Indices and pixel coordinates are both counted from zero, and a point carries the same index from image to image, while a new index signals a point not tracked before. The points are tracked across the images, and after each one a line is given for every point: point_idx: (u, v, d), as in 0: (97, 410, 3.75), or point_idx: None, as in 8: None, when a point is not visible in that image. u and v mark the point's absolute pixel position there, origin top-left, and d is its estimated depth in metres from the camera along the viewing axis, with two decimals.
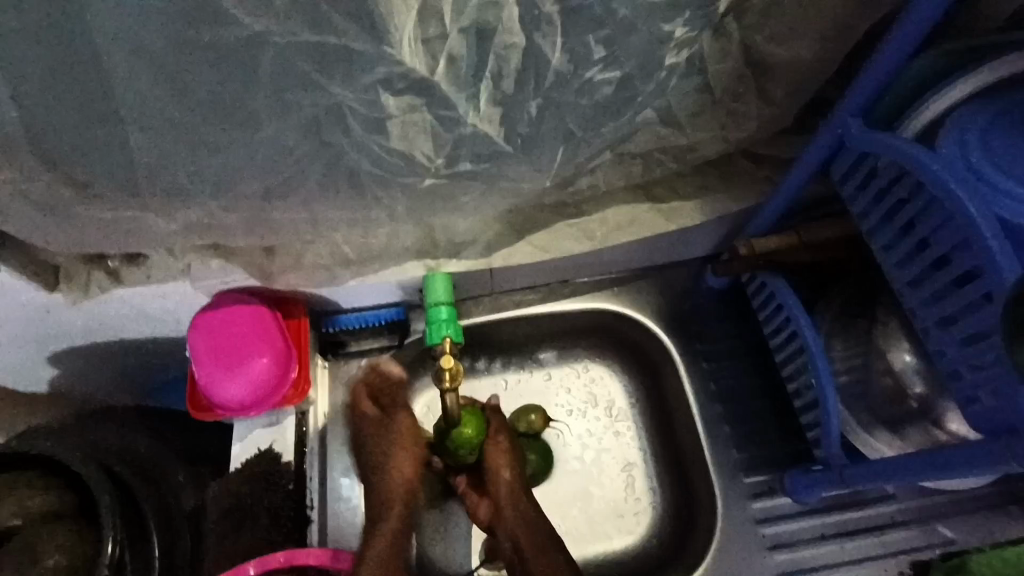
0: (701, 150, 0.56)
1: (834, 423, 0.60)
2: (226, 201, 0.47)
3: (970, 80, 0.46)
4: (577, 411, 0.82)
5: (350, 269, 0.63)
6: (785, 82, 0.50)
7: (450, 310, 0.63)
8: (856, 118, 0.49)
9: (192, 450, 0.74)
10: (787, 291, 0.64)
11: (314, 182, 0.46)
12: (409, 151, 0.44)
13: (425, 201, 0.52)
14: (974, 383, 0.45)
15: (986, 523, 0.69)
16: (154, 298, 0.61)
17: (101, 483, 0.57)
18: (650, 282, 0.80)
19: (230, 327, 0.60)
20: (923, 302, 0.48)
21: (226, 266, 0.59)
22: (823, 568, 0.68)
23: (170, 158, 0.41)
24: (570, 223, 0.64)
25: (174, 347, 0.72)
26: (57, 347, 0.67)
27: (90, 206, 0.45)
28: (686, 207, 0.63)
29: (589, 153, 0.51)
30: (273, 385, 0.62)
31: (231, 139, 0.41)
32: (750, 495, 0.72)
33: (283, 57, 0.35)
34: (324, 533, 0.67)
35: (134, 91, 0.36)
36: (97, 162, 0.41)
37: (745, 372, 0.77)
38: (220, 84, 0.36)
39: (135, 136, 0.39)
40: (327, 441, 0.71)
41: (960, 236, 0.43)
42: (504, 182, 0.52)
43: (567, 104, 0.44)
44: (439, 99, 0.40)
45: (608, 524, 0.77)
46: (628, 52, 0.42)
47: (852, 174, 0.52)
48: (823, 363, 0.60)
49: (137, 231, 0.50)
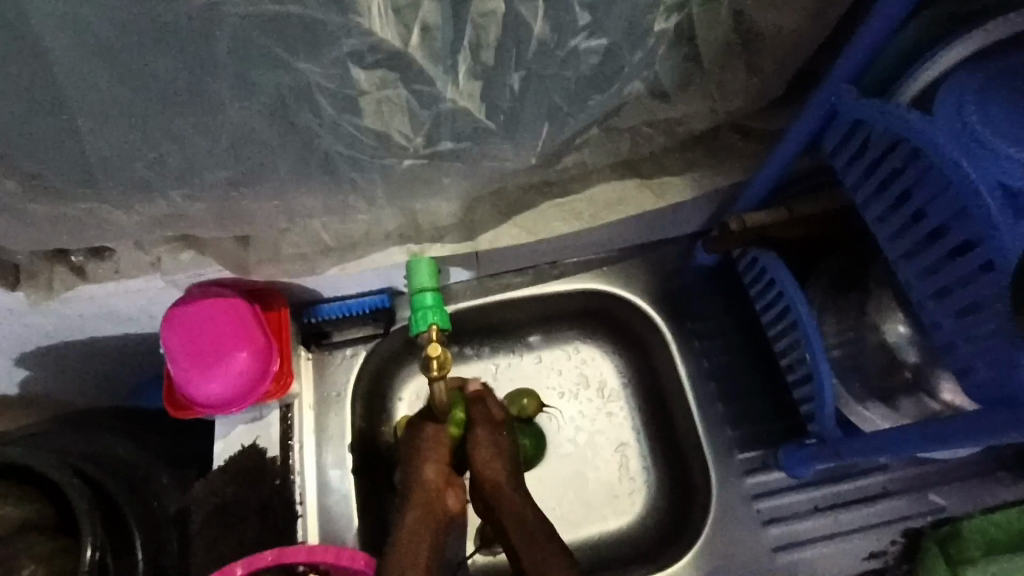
0: (689, 124, 0.54)
1: (827, 398, 0.59)
2: (191, 189, 0.44)
3: (968, 41, 0.44)
4: (569, 393, 0.81)
5: (330, 257, 0.60)
6: (775, 49, 0.48)
7: (436, 296, 0.62)
8: (849, 85, 0.47)
9: (174, 449, 0.72)
10: (779, 266, 0.63)
11: (285, 167, 0.44)
12: (385, 130, 0.42)
13: (405, 184, 0.50)
14: (969, 354, 0.44)
15: (977, 489, 0.69)
16: (123, 295, 0.59)
17: (78, 489, 0.55)
18: (639, 261, 0.79)
19: (206, 323, 0.58)
20: (916, 275, 0.47)
21: (198, 257, 0.57)
22: (818, 540, 0.69)
23: (128, 145, 0.39)
24: (556, 203, 0.62)
25: (149, 344, 0.70)
26: (25, 349, 0.64)
27: (46, 199, 0.43)
28: (674, 183, 0.62)
29: (575, 129, 0.49)
30: (253, 381, 0.59)
31: (192, 124, 0.38)
32: (744, 472, 0.71)
33: (243, 29, 0.33)
34: (314, 529, 0.66)
35: (80, 73, 0.34)
36: (48, 153, 0.38)
37: (737, 348, 0.76)
38: (175, 62, 0.34)
39: (86, 123, 0.37)
40: (314, 433, 0.70)
41: (957, 205, 0.41)
42: (487, 162, 0.49)
43: (551, 77, 0.42)
44: (415, 74, 0.38)
45: (603, 505, 0.76)
46: (614, 18, 0.39)
47: (843, 145, 0.51)
48: (816, 337, 0.59)
49: (99, 225, 0.47)
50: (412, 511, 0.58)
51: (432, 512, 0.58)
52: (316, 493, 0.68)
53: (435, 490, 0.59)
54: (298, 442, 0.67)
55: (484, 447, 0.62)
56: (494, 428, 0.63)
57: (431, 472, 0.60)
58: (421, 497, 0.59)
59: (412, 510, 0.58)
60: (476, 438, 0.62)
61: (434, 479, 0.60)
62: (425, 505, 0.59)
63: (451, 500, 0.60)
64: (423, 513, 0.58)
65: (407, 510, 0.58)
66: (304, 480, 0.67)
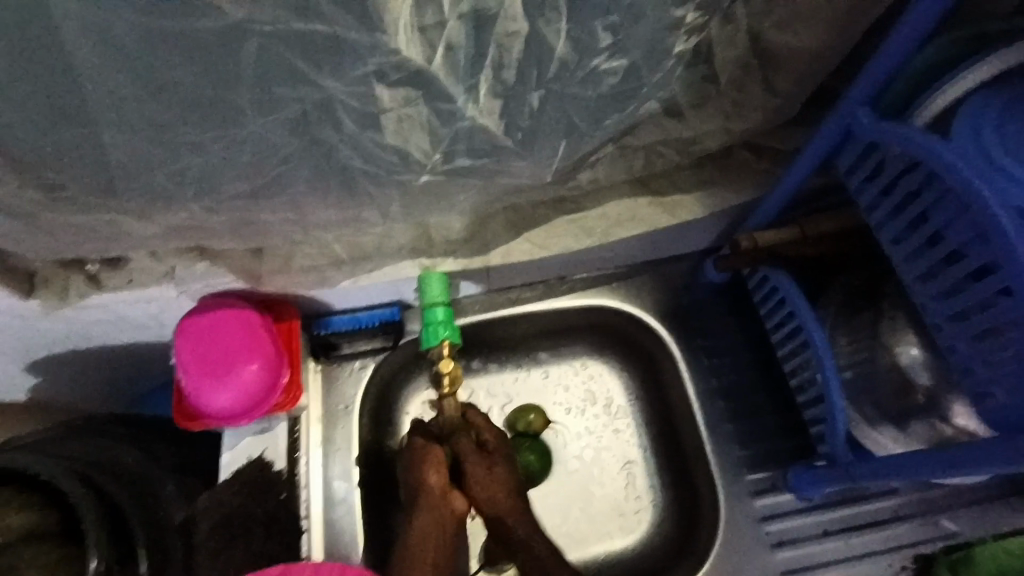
0: (704, 143, 0.54)
1: (840, 419, 0.59)
2: (210, 201, 0.44)
3: (984, 68, 0.45)
4: (576, 408, 0.80)
5: (342, 270, 0.60)
6: (792, 72, 0.48)
7: (447, 310, 0.61)
8: (865, 107, 0.47)
9: (180, 458, 0.72)
10: (790, 284, 0.62)
11: (303, 179, 0.44)
12: (404, 146, 0.42)
13: (419, 199, 0.50)
14: (986, 378, 0.44)
15: (991, 515, 0.68)
16: (135, 304, 0.59)
17: (84, 498, 0.54)
18: (648, 277, 0.79)
19: (217, 333, 0.58)
20: (932, 298, 0.46)
21: (211, 268, 0.57)
22: (828, 564, 0.68)
23: (149, 157, 0.39)
24: (568, 218, 0.62)
25: (157, 352, 0.70)
26: (35, 355, 0.64)
27: (65, 208, 0.43)
28: (686, 201, 0.62)
29: (590, 147, 0.49)
30: (263, 392, 0.59)
31: (214, 137, 0.38)
32: (753, 493, 0.71)
33: (270, 46, 0.33)
34: (318, 543, 0.66)
35: (106, 88, 0.34)
36: (69, 164, 0.39)
37: (746, 367, 0.76)
38: (201, 77, 0.34)
39: (109, 136, 0.37)
40: (322, 446, 0.70)
41: (976, 228, 0.41)
42: (502, 177, 0.50)
43: (570, 95, 0.42)
44: (436, 91, 0.38)
45: (610, 524, 0.75)
46: (635, 40, 0.40)
47: (858, 166, 0.51)
48: (828, 357, 0.59)
49: (116, 234, 0.48)
50: (418, 518, 0.58)
51: (439, 520, 0.58)
52: (322, 506, 0.68)
53: (440, 495, 0.59)
54: (305, 455, 0.68)
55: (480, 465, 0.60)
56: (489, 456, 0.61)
57: (435, 477, 0.59)
58: (426, 502, 0.59)
59: (419, 514, 0.58)
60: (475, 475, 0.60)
61: (437, 483, 0.59)
62: (431, 510, 0.58)
63: (459, 501, 0.60)
64: (429, 518, 0.58)
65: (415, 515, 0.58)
66: (310, 493, 0.67)
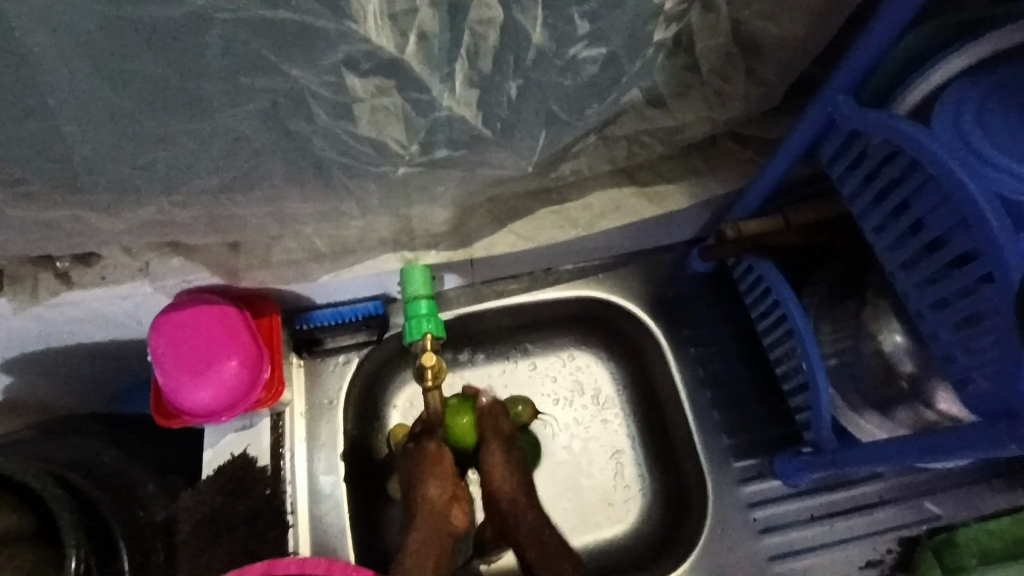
0: (687, 132, 0.54)
1: (824, 406, 0.59)
2: (181, 196, 0.43)
3: (966, 54, 0.44)
4: (563, 400, 0.80)
5: (323, 265, 0.59)
6: (774, 60, 0.48)
7: (430, 304, 0.61)
8: (847, 95, 0.47)
9: (162, 456, 0.71)
10: (775, 274, 0.62)
11: (277, 173, 0.43)
12: (380, 137, 0.41)
13: (399, 191, 0.49)
14: (966, 367, 0.44)
15: (973, 497, 0.69)
16: (110, 302, 0.58)
17: (60, 501, 0.53)
18: (634, 267, 0.78)
19: (195, 330, 0.57)
20: (915, 285, 0.46)
21: (187, 264, 0.56)
22: (813, 549, 0.68)
23: (114, 150, 0.38)
24: (553, 209, 0.61)
25: (135, 349, 0.68)
26: (9, 355, 0.63)
27: (29, 204, 0.42)
28: (670, 190, 0.61)
29: (572, 137, 0.48)
30: (244, 390, 0.58)
31: (181, 129, 0.37)
32: (740, 481, 0.71)
33: (235, 34, 0.32)
34: (304, 539, 0.65)
35: (64, 80, 0.33)
36: (29, 159, 0.37)
37: (733, 356, 0.76)
38: (162, 67, 0.33)
39: (71, 131, 0.36)
40: (306, 441, 0.69)
41: (957, 216, 0.41)
42: (483, 168, 0.49)
43: (550, 84, 0.41)
44: (410, 80, 0.37)
45: (599, 514, 0.75)
46: (614, 27, 0.39)
47: (841, 155, 0.51)
48: (813, 345, 0.59)
49: (85, 231, 0.46)
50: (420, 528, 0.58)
51: (439, 532, 0.58)
52: (307, 498, 0.67)
53: (441, 506, 0.59)
54: (290, 450, 0.67)
55: (498, 463, 0.61)
56: (506, 443, 0.62)
57: (434, 490, 0.59)
58: (426, 515, 0.58)
59: (421, 527, 0.58)
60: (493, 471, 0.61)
61: (438, 495, 0.59)
62: (432, 522, 0.58)
63: (456, 518, 0.60)
64: (430, 531, 0.58)
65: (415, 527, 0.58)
66: (295, 488, 0.66)
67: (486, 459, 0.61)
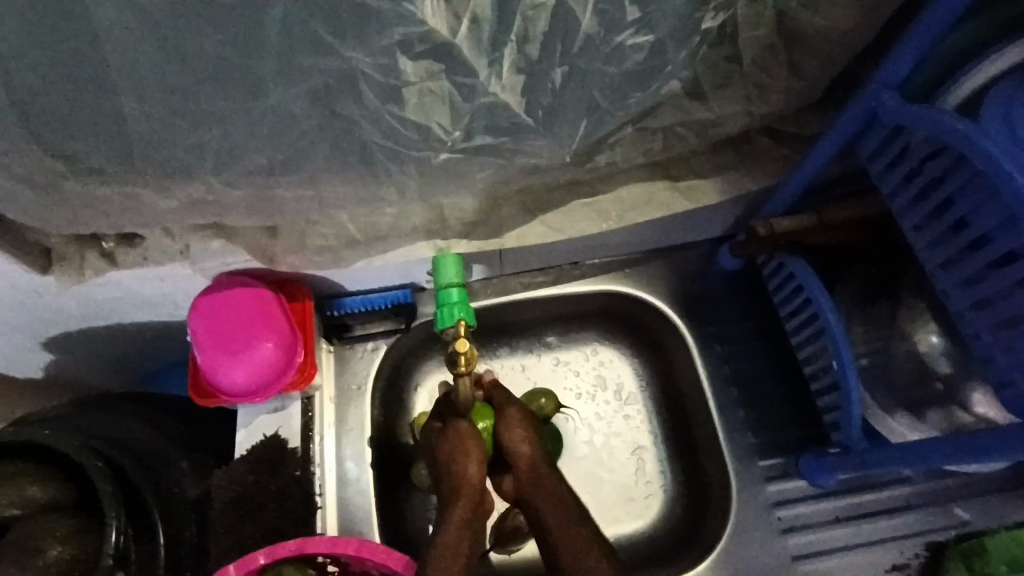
0: (725, 126, 0.53)
1: (855, 406, 0.58)
2: (229, 175, 0.44)
3: (1014, 50, 0.43)
4: (585, 394, 0.80)
5: (357, 250, 0.60)
6: (818, 52, 0.47)
7: (461, 291, 0.61)
8: (891, 90, 0.46)
9: (193, 434, 0.72)
10: (807, 272, 0.62)
11: (321, 156, 0.44)
12: (425, 121, 0.42)
13: (438, 177, 0.50)
14: (1008, 368, 0.43)
15: (1003, 506, 0.68)
16: (151, 282, 0.59)
17: (100, 474, 0.55)
18: (661, 263, 0.78)
19: (230, 311, 0.58)
20: (955, 285, 0.46)
21: (227, 246, 0.57)
22: (838, 550, 0.68)
23: (171, 129, 0.39)
24: (584, 202, 0.61)
25: (169, 330, 0.70)
26: (53, 332, 0.65)
27: (84, 179, 0.43)
28: (702, 185, 0.61)
29: (611, 127, 0.48)
30: (277, 371, 0.59)
31: (235, 109, 0.38)
32: (764, 479, 0.70)
33: (296, 14, 0.33)
34: (331, 520, 0.67)
35: (128, 55, 0.34)
36: (89, 135, 0.39)
37: (759, 355, 0.75)
38: (223, 47, 0.34)
39: (131, 107, 0.37)
40: (334, 426, 0.70)
41: (1007, 212, 0.40)
42: (521, 157, 0.49)
43: (594, 71, 0.42)
44: (459, 63, 0.38)
45: (620, 509, 0.75)
46: (662, 14, 0.39)
47: (881, 151, 0.50)
48: (845, 345, 0.58)
49: (135, 209, 0.48)
50: (457, 508, 0.52)
51: (474, 503, 0.53)
52: (335, 484, 0.68)
53: (478, 479, 0.54)
54: (319, 433, 0.68)
55: (518, 433, 0.58)
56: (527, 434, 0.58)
57: (474, 469, 0.54)
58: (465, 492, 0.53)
59: (458, 503, 0.52)
60: (517, 451, 0.58)
61: (474, 471, 0.54)
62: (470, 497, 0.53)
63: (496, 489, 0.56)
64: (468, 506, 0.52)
65: (451, 506, 0.52)
66: (323, 471, 0.67)
67: (506, 433, 0.58)
